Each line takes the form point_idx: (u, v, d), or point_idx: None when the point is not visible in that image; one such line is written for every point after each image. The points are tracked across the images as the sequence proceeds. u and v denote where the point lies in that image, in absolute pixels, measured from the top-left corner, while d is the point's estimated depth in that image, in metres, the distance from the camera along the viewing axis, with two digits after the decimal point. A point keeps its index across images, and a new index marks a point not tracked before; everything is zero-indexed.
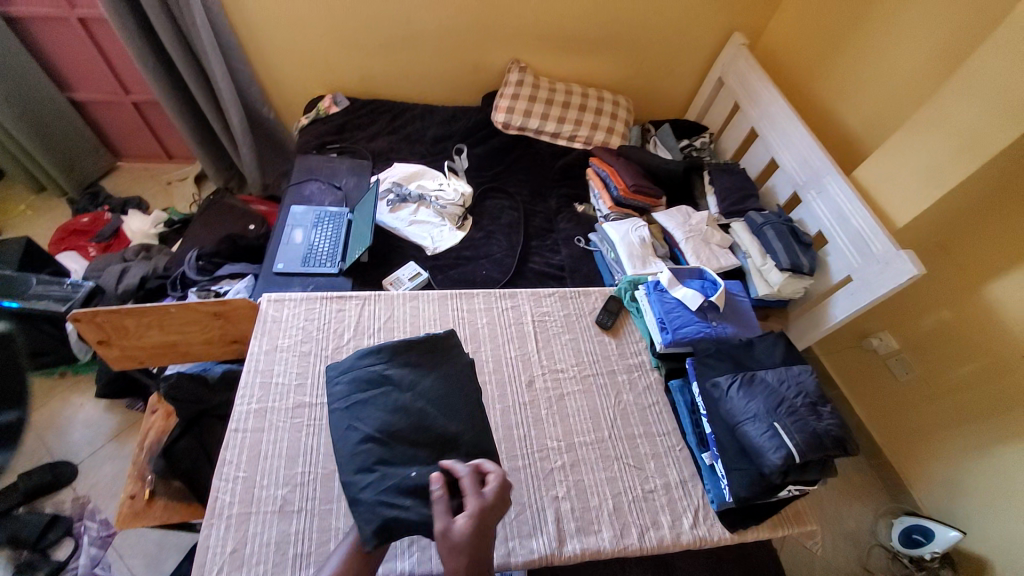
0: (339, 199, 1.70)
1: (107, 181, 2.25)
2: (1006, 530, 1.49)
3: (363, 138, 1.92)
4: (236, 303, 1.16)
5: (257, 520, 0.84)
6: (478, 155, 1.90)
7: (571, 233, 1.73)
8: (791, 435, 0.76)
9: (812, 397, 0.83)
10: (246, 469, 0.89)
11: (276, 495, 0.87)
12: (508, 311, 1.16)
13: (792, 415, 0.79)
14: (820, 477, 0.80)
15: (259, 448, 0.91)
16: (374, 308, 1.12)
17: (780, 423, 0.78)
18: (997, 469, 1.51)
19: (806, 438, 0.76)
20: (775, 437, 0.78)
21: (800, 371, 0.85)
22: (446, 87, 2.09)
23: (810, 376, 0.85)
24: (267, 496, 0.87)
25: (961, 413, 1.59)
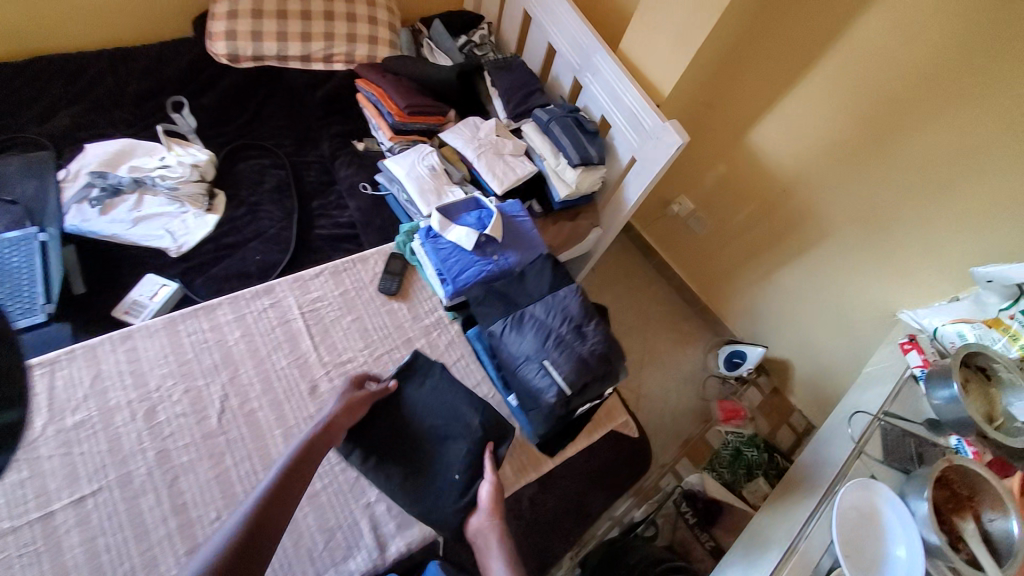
0: (18, 216, 1.19)
1: None
2: (791, 335, 1.81)
3: (29, 119, 1.35)
4: None
5: None
6: (206, 107, 1.48)
7: (355, 179, 1.47)
8: (558, 371, 0.82)
9: (575, 321, 0.89)
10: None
11: None
12: (267, 311, 0.95)
13: (561, 347, 0.85)
14: (603, 390, 0.88)
15: None
16: (72, 371, 0.82)
17: (548, 360, 0.83)
18: (777, 289, 1.77)
19: (571, 368, 0.83)
20: (546, 374, 0.83)
21: (564, 295, 0.91)
22: (137, 20, 1.53)
23: (574, 297, 0.91)
24: None
25: (749, 254, 1.78)
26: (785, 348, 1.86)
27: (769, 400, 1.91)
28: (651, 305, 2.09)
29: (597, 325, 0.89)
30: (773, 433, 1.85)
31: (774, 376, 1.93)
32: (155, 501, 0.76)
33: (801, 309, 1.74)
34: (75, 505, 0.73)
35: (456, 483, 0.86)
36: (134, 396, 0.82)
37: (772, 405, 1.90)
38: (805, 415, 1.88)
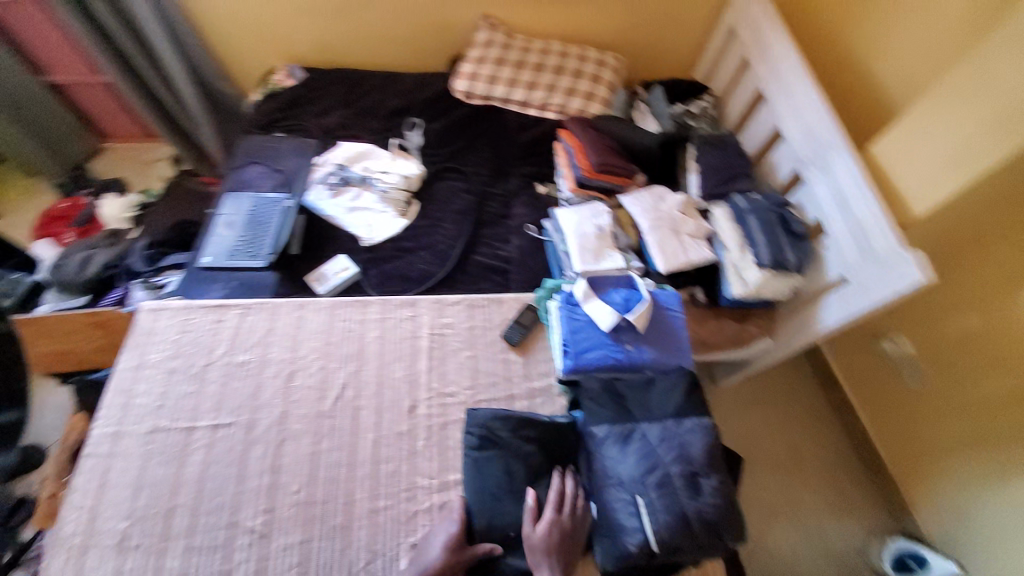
0: (279, 180, 1.57)
1: (94, 162, 2.29)
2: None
3: (311, 115, 1.76)
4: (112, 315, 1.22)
5: (95, 554, 0.80)
6: (434, 131, 1.72)
7: (525, 219, 1.53)
8: (650, 519, 0.75)
9: (692, 468, 0.80)
10: (93, 499, 0.84)
11: (117, 528, 0.82)
12: (404, 322, 1.03)
13: (663, 492, 0.78)
14: (702, 560, 0.79)
15: (107, 478, 0.85)
16: (255, 318, 1.01)
17: (642, 500, 0.77)
18: (1015, 508, 1.23)
19: (668, 522, 0.76)
20: (635, 516, 0.77)
21: (688, 430, 0.83)
22: (410, 53, 1.89)
23: (699, 438, 0.83)
24: (108, 528, 0.82)
25: (984, 442, 1.29)
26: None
27: None
28: (809, 447, 1.66)
29: (715, 482, 0.80)
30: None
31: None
32: (259, 455, 0.88)
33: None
34: (210, 430, 0.90)
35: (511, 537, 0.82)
36: (282, 360, 0.97)
37: None
38: None
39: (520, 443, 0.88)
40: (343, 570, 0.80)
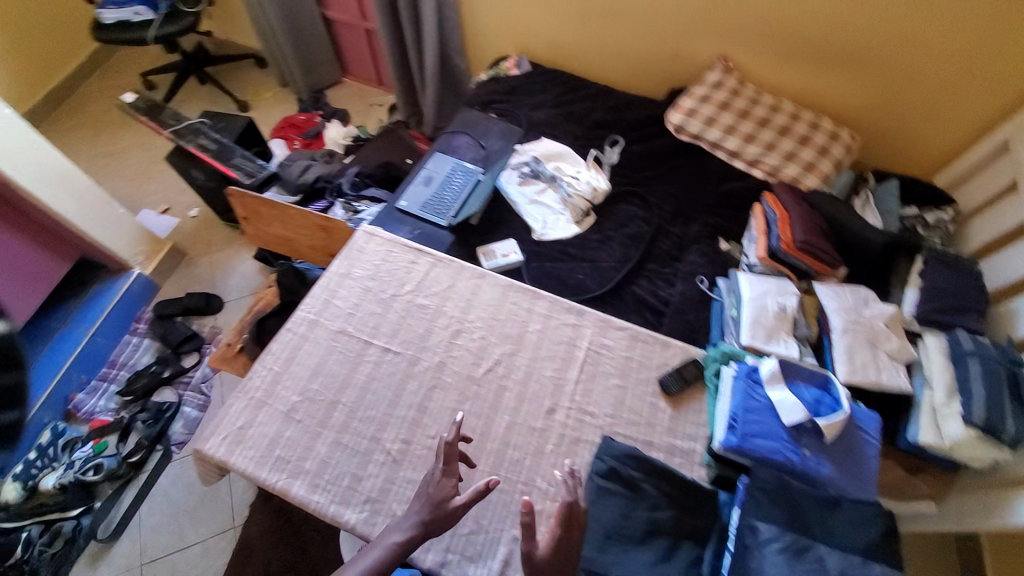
0: (480, 156, 1.71)
1: (330, 92, 2.69)
2: None
3: (526, 106, 1.86)
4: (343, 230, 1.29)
5: (268, 412, 0.93)
6: (632, 153, 1.69)
7: (696, 270, 1.43)
8: None
9: None
10: (279, 366, 0.97)
11: (289, 399, 0.94)
12: (566, 327, 1.04)
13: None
14: None
15: (296, 354, 0.99)
16: (442, 271, 1.10)
17: None
18: None
19: None
20: None
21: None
22: (632, 72, 1.90)
23: None
24: (283, 395, 0.94)
25: None
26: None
27: None
28: None
29: None
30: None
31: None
32: (413, 390, 0.96)
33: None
34: (382, 351, 1.00)
35: None
36: (455, 317, 1.04)
37: None
38: None
39: (650, 493, 0.83)
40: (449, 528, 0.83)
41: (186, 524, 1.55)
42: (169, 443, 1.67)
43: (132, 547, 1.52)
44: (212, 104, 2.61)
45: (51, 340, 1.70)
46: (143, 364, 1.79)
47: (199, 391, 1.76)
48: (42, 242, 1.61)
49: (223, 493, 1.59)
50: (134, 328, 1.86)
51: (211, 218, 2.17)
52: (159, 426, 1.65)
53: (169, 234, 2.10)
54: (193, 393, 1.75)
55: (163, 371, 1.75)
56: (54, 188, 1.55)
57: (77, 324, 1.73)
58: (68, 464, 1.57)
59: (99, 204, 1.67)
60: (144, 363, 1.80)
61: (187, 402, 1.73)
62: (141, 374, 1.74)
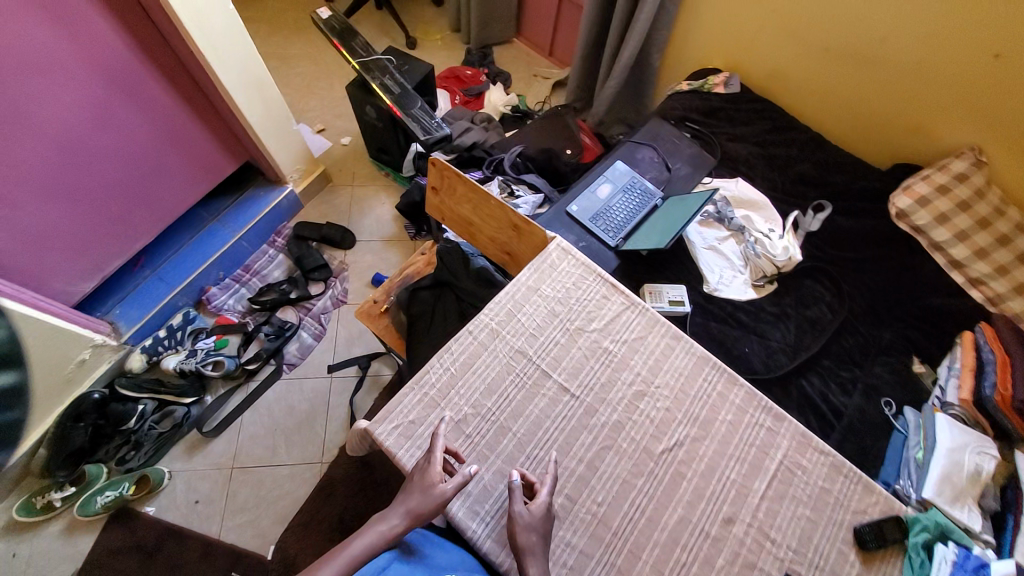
0: (662, 178, 1.57)
1: (498, 49, 2.58)
2: None
3: (724, 135, 1.66)
4: (537, 230, 1.09)
5: (440, 415, 0.90)
6: (838, 226, 1.49)
7: (881, 387, 1.27)
8: None
9: None
10: (455, 369, 0.93)
11: (462, 408, 0.90)
12: (758, 429, 0.93)
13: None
14: None
15: (474, 362, 0.94)
16: (634, 319, 1.01)
17: None
18: None
19: None
20: None
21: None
22: (852, 129, 1.66)
23: None
24: (456, 402, 0.91)
25: None
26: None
27: None
28: None
29: None
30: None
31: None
32: (585, 442, 0.89)
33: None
34: (560, 388, 0.93)
35: None
36: (640, 376, 0.95)
37: None
38: None
39: None
40: None
41: (280, 442, 1.62)
42: (282, 361, 1.73)
43: (228, 448, 1.60)
44: (384, 33, 2.58)
45: (199, 231, 1.78)
46: (274, 278, 1.87)
47: (317, 320, 1.80)
48: (222, 139, 1.62)
49: (319, 425, 1.65)
50: (272, 241, 1.93)
51: (360, 150, 2.18)
52: (279, 343, 1.71)
53: (321, 155, 2.14)
54: (312, 320, 1.80)
55: (292, 291, 1.81)
56: (253, 91, 1.54)
57: (227, 224, 1.80)
58: (190, 351, 1.65)
59: (281, 117, 1.69)
60: (275, 277, 1.87)
61: (305, 327, 1.78)
62: (272, 287, 1.82)
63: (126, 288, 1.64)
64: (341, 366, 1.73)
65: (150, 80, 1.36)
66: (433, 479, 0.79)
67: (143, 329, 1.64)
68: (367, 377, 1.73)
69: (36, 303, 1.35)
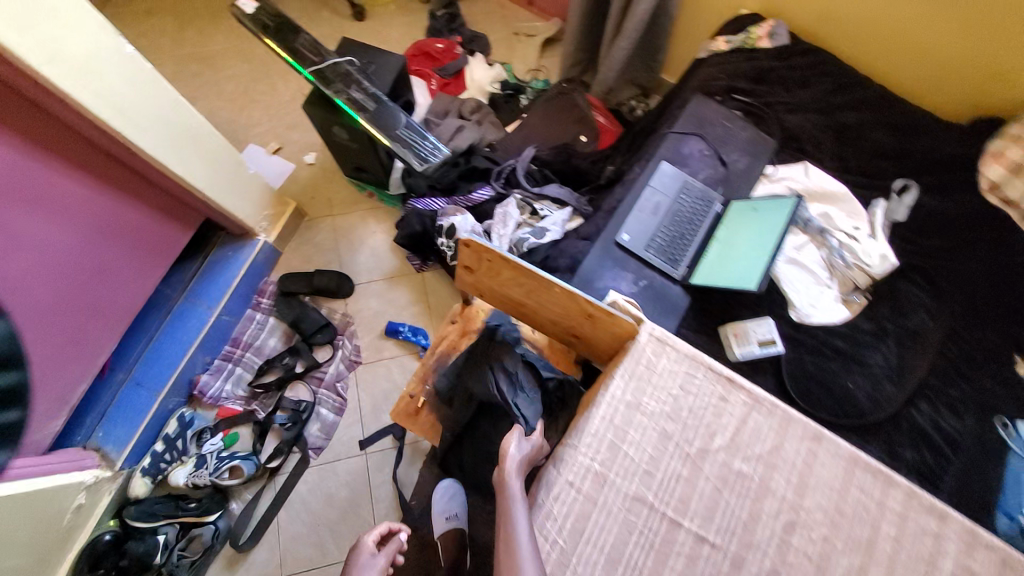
0: (718, 176, 1.30)
1: (465, 5, 2.12)
2: None
3: (778, 105, 1.37)
4: (621, 320, 0.84)
5: None
6: (926, 207, 1.26)
7: (996, 401, 1.12)
8: None
9: None
10: (566, 542, 0.73)
11: None
12: (926, 536, 0.78)
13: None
14: None
15: (586, 525, 0.74)
16: (763, 423, 0.81)
17: None
18: None
19: None
20: None
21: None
22: (917, 79, 1.36)
23: None
24: None
25: None
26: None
27: None
28: None
29: None
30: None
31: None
32: None
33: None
34: (697, 541, 0.74)
35: None
36: (787, 501, 0.77)
37: None
38: None
39: None
40: None
41: (326, 537, 1.44)
42: (307, 447, 1.51)
43: (271, 556, 1.42)
44: (322, 2, 2.10)
45: (167, 315, 1.47)
46: (271, 349, 1.60)
47: (334, 391, 1.57)
48: (167, 211, 1.28)
49: (365, 508, 1.48)
50: (257, 303, 1.64)
51: (329, 167, 1.81)
52: (298, 430, 1.49)
53: (284, 183, 1.77)
54: (328, 392, 1.57)
55: (296, 364, 1.57)
56: (188, 147, 1.19)
57: (198, 300, 1.49)
58: (199, 459, 1.42)
59: (232, 164, 1.34)
60: (272, 347, 1.61)
61: (322, 402, 1.55)
62: (273, 362, 1.56)
63: (102, 401, 1.36)
64: (374, 441, 1.53)
65: (55, 176, 1.01)
66: (368, 548, 1.00)
67: (137, 449, 1.38)
68: (405, 446, 1.54)
69: (47, 467, 1.16)
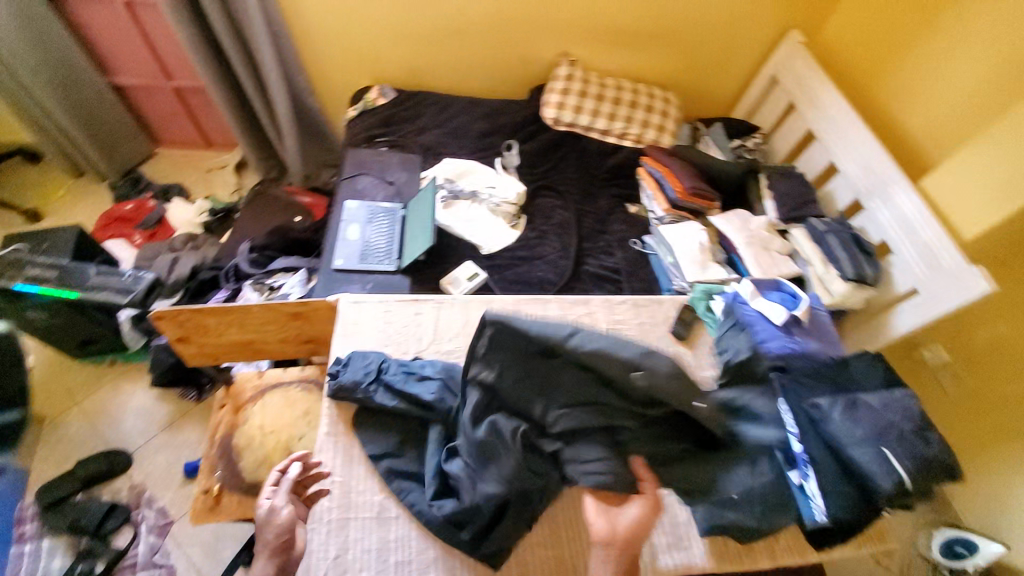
0: (392, 193, 1.67)
1: (145, 169, 2.26)
2: None
3: (410, 131, 1.85)
4: (317, 303, 1.08)
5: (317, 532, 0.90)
6: (528, 151, 1.83)
7: (625, 235, 1.67)
8: (902, 464, 0.86)
9: (916, 423, 0.92)
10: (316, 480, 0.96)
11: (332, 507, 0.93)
12: (583, 317, 1.20)
13: (901, 441, 0.89)
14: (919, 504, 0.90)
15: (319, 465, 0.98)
16: (452, 311, 1.13)
17: (890, 451, 0.87)
18: None
19: (915, 465, 0.86)
20: (885, 463, 0.86)
21: (903, 396, 0.94)
22: (486, 83, 2.02)
23: (911, 399, 0.95)
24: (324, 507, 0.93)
25: (1006, 433, 1.51)
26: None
27: None
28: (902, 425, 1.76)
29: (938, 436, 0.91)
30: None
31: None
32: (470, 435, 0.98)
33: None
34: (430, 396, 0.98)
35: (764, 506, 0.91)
36: None
37: None
38: None
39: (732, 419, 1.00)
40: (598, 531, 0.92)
41: None
42: None
43: None
44: None
45: None
46: (58, 571, 1.35)
47: (155, 565, 1.40)
48: None
49: None
50: (18, 535, 1.39)
51: (57, 361, 1.69)
52: None
53: None
54: (149, 571, 1.39)
55: (96, 565, 1.35)
56: None
57: None
58: None
59: None
60: (59, 569, 1.36)
61: None
62: None
63: None
64: None
65: None
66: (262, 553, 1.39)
67: None
68: None
69: None
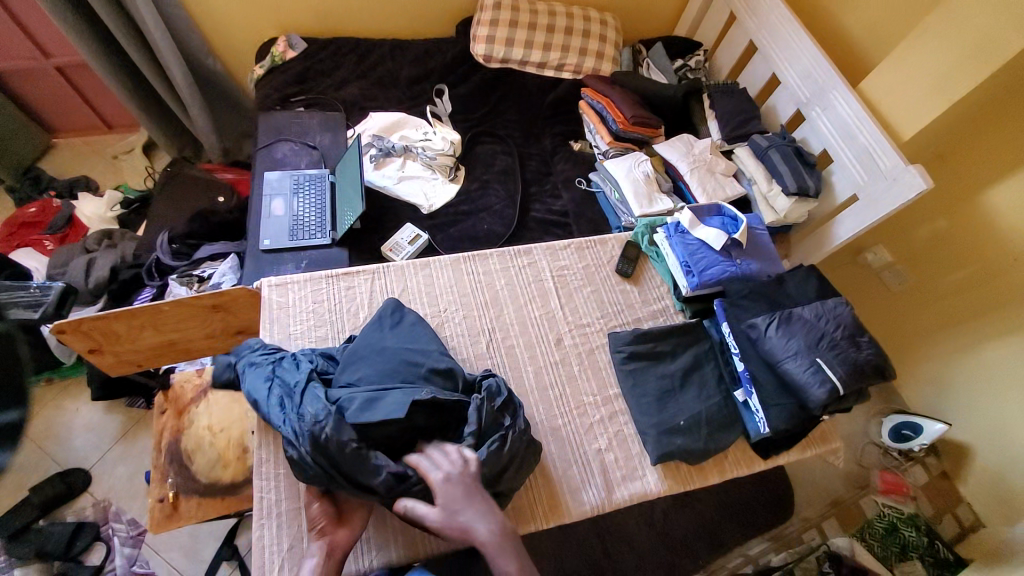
0: (317, 159, 1.54)
1: (43, 163, 2.01)
2: (981, 415, 1.54)
3: (329, 87, 1.68)
4: (234, 292, 1.06)
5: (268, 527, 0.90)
6: (461, 96, 1.70)
7: (570, 175, 1.60)
8: (834, 370, 0.90)
9: (848, 329, 0.96)
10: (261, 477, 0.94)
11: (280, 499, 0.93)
12: (526, 269, 1.18)
13: (833, 349, 0.93)
14: (854, 402, 0.95)
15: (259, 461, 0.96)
16: (385, 281, 1.13)
17: (823, 359, 0.91)
18: (972, 365, 1.54)
19: (846, 370, 0.91)
20: (817, 372, 0.91)
21: (835, 305, 0.98)
22: (407, 22, 1.82)
23: (844, 307, 0.98)
24: (271, 501, 0.92)
25: (945, 323, 1.58)
26: (972, 430, 1.56)
27: (934, 484, 1.61)
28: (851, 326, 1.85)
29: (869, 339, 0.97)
30: (933, 518, 1.57)
31: (945, 459, 1.62)
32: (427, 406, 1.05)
33: (998, 386, 1.49)
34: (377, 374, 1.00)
35: (706, 423, 0.98)
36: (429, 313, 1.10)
37: (937, 489, 1.60)
38: (974, 509, 1.54)
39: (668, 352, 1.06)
40: (560, 472, 0.95)
41: None
42: None
43: None
44: None
45: None
46: None
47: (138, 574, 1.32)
48: None
49: None
50: None
51: None
52: None
53: None
54: None
55: None
56: None
57: None
58: None
59: None
60: None
61: None
62: None
63: None
64: None
65: None
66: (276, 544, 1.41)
67: None
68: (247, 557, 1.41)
69: None
